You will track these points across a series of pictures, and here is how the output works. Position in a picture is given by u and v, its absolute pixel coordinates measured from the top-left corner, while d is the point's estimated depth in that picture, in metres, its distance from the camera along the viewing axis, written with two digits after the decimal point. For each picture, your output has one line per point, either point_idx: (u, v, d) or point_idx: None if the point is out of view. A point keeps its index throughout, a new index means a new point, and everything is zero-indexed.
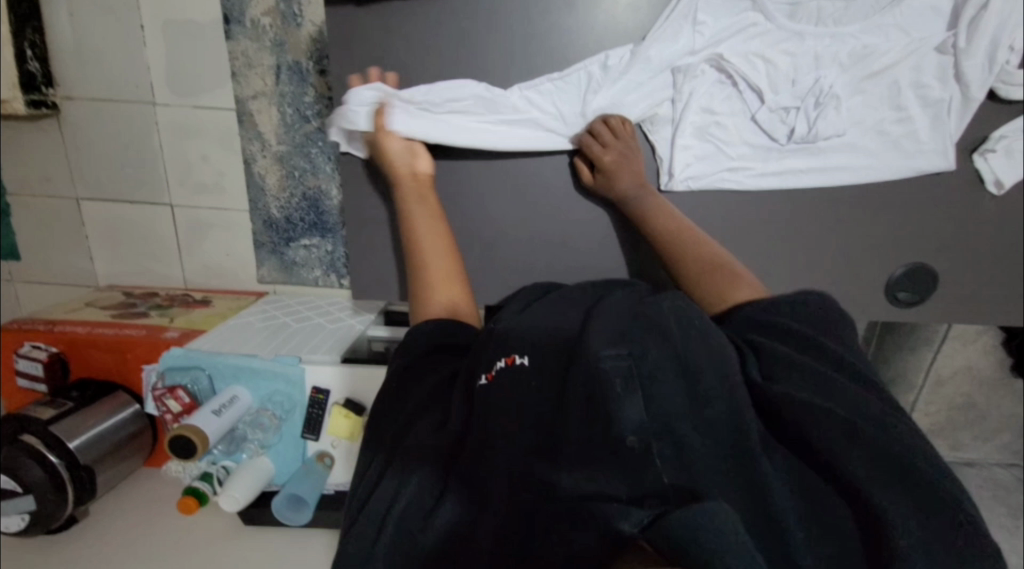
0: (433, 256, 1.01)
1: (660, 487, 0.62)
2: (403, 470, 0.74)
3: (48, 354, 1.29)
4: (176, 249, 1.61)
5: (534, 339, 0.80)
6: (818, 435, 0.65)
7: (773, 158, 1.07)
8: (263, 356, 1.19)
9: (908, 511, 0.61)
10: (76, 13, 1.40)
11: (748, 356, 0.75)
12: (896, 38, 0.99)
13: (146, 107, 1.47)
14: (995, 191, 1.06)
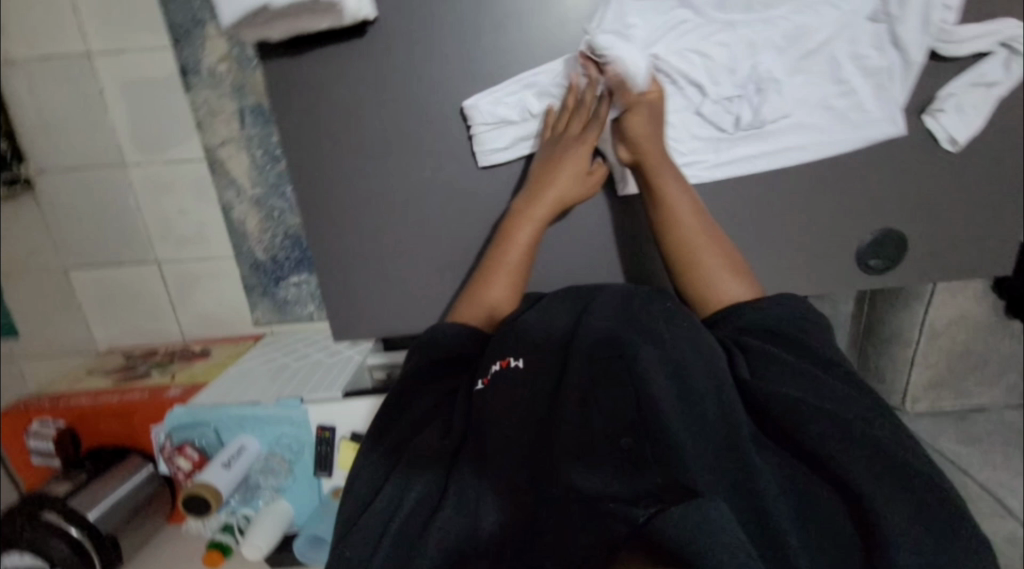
0: (501, 271, 0.96)
1: (660, 485, 0.63)
2: (402, 479, 0.74)
3: (58, 429, 1.32)
4: (169, 304, 1.62)
5: (527, 341, 0.79)
6: (817, 425, 0.66)
7: (720, 148, 0.99)
8: (265, 403, 1.19)
9: (897, 500, 0.62)
10: (36, 87, 1.41)
11: (736, 354, 0.76)
12: (825, 15, 0.91)
13: (118, 169, 1.48)
14: (949, 147, 0.97)
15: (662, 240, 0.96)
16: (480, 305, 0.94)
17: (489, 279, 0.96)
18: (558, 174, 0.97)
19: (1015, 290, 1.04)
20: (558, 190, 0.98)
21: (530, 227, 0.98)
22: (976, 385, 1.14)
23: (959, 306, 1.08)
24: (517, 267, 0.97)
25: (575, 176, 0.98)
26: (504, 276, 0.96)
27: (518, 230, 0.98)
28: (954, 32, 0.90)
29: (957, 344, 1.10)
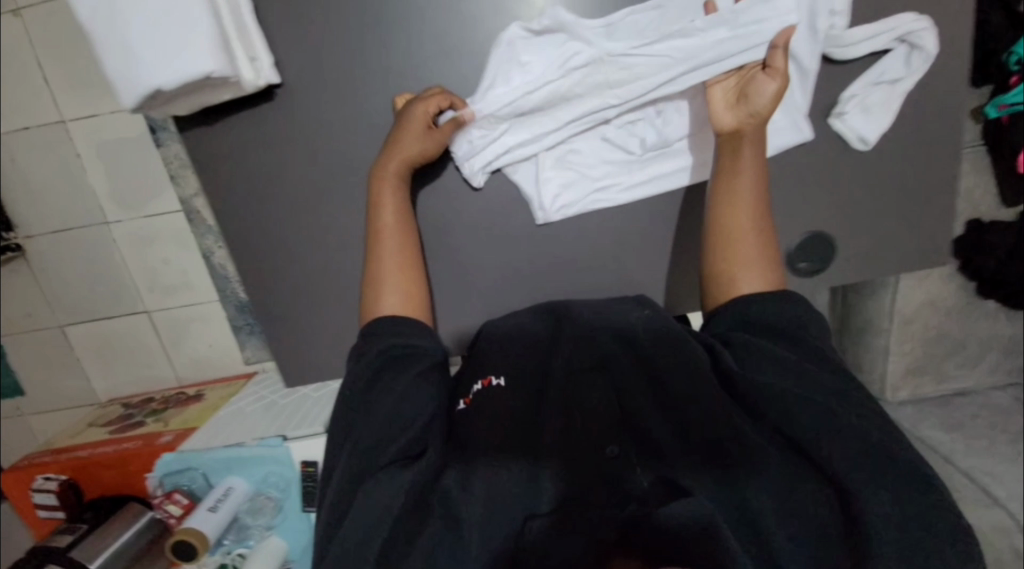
0: (388, 234, 0.82)
1: (642, 489, 0.66)
2: (353, 483, 0.70)
3: (59, 483, 1.35)
4: (163, 351, 1.64)
5: (509, 358, 0.79)
6: (793, 421, 0.64)
7: (631, 171, 0.89)
8: (249, 443, 1.22)
9: (890, 502, 0.59)
10: (20, 158, 1.47)
11: (720, 351, 0.71)
12: (719, 29, 0.76)
13: (103, 227, 1.52)
14: (862, 147, 0.82)
15: (723, 213, 0.77)
16: (378, 295, 0.81)
17: (376, 257, 0.82)
18: (406, 134, 0.81)
19: (982, 272, 0.99)
20: (407, 151, 0.81)
21: (386, 199, 0.82)
22: (956, 366, 1.11)
23: (928, 291, 1.04)
24: (403, 231, 0.84)
25: (423, 133, 0.81)
26: (388, 244, 0.82)
27: (381, 197, 0.82)
28: (848, 33, 0.76)
29: (931, 329, 1.08)
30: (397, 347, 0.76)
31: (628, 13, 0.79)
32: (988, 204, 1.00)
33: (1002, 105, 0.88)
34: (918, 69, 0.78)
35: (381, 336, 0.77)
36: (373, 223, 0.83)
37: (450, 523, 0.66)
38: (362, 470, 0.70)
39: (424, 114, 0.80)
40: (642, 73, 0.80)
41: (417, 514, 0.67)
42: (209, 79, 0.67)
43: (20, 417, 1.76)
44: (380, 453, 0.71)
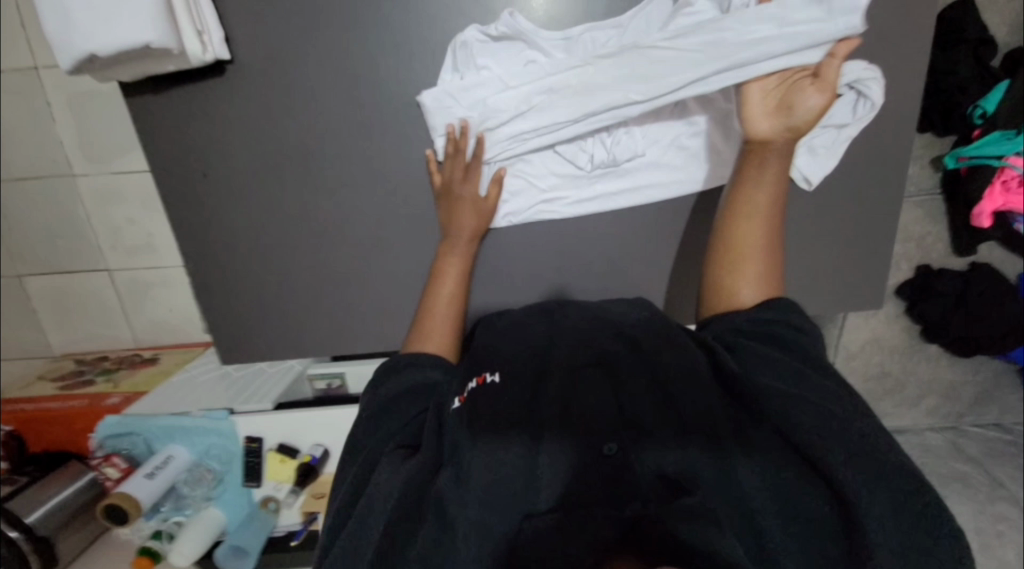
0: (439, 304, 0.66)
1: (619, 490, 0.51)
2: (349, 501, 0.55)
3: (3, 434, 1.33)
4: (121, 312, 1.54)
5: (504, 345, 0.62)
6: (793, 421, 0.49)
7: (576, 187, 0.70)
8: (195, 414, 1.21)
9: (900, 530, 0.45)
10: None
11: (723, 356, 0.55)
12: (761, 26, 0.58)
13: (66, 180, 1.40)
14: (804, 188, 0.67)
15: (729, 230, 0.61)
16: (424, 326, 0.65)
17: (428, 303, 0.67)
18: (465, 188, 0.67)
19: (926, 317, 1.01)
20: (467, 226, 0.68)
21: (451, 267, 0.68)
22: (895, 406, 1.14)
23: (873, 330, 1.07)
24: (457, 297, 0.67)
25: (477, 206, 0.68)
26: (441, 312, 0.66)
27: (444, 270, 0.68)
28: None
29: (873, 366, 1.10)
30: (419, 377, 0.61)
31: (587, 29, 0.63)
32: (940, 252, 1.01)
33: (962, 157, 0.90)
34: (861, 119, 0.62)
35: (406, 370, 0.61)
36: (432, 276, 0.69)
37: (443, 524, 0.50)
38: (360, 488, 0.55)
39: (475, 199, 0.67)
40: (659, 69, 0.61)
41: (411, 516, 0.52)
42: (144, 46, 0.53)
43: None
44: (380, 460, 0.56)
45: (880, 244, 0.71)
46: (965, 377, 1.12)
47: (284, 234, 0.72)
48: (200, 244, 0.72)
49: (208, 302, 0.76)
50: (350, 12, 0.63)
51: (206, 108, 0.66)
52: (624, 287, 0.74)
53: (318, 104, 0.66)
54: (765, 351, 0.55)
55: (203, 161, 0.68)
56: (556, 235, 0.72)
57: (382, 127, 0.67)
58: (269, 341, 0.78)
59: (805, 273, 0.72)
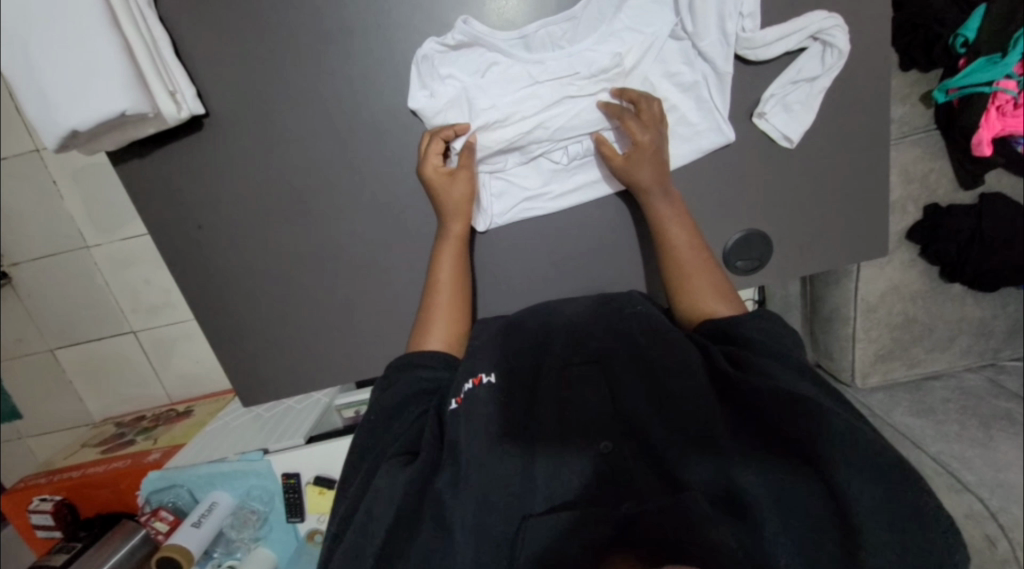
0: (446, 297, 0.68)
1: (617, 488, 0.55)
2: (353, 504, 0.56)
3: (53, 503, 1.34)
4: (152, 370, 1.59)
5: (502, 354, 0.64)
6: (782, 418, 0.50)
7: (556, 182, 0.70)
8: (231, 458, 1.23)
9: (892, 530, 0.46)
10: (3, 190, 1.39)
11: (716, 352, 0.56)
12: (727, 22, 0.60)
13: (82, 252, 1.45)
14: (786, 144, 0.66)
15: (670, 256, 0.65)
16: (425, 329, 0.67)
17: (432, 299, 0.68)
18: (453, 178, 0.65)
19: (942, 256, 0.98)
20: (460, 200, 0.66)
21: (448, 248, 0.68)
22: (926, 352, 1.10)
23: (890, 277, 1.03)
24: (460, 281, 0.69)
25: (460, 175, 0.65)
26: (449, 296, 0.68)
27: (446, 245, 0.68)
28: (762, 32, 0.59)
29: (897, 314, 1.06)
30: (423, 381, 0.62)
31: (542, 25, 0.63)
32: (946, 188, 0.98)
33: (951, 89, 0.87)
34: (832, 67, 0.61)
35: (410, 375, 0.62)
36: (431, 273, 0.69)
37: (441, 527, 0.52)
38: (361, 493, 0.56)
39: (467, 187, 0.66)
40: (661, 64, 0.64)
41: (410, 519, 0.53)
42: (119, 113, 0.54)
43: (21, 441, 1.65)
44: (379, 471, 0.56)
45: (875, 190, 0.69)
46: (995, 311, 1.08)
47: (282, 269, 0.74)
48: (204, 293, 0.74)
49: (219, 346, 0.78)
50: (312, 48, 0.64)
51: (192, 162, 0.68)
52: (620, 272, 0.74)
53: (295, 141, 0.68)
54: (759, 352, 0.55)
55: (196, 214, 0.70)
56: (549, 232, 0.73)
57: (362, 154, 0.68)
58: (281, 377, 0.79)
59: (806, 230, 0.71)
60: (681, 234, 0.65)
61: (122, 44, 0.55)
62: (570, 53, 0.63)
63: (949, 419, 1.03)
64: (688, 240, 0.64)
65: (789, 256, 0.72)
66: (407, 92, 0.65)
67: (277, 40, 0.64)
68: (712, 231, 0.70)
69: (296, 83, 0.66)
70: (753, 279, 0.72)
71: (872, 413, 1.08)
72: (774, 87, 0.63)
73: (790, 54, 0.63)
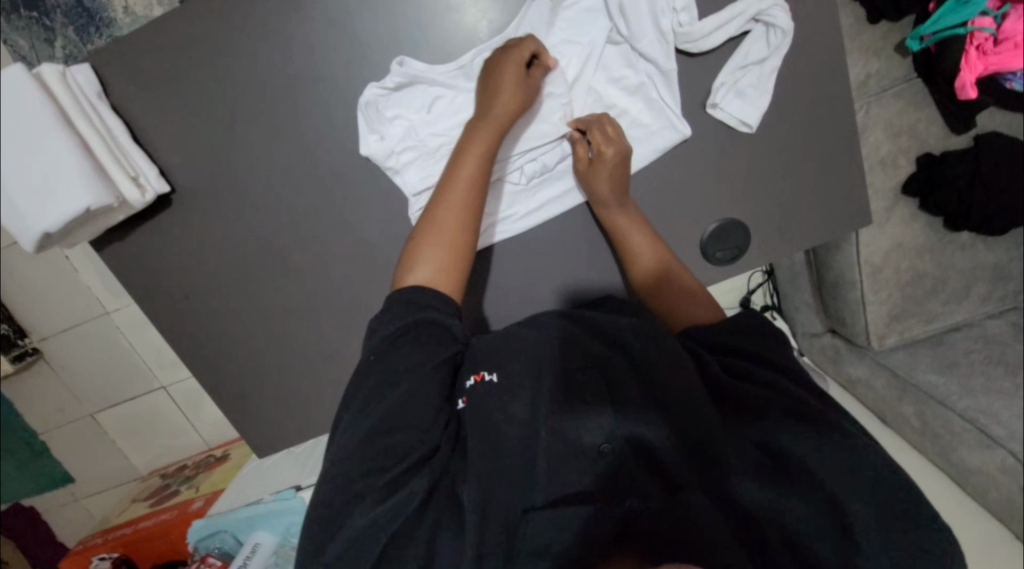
0: (443, 226, 0.61)
1: (620, 483, 0.57)
2: (346, 473, 0.52)
3: (112, 560, 1.39)
4: (187, 420, 1.65)
5: (503, 353, 0.62)
6: (779, 425, 0.56)
7: (521, 202, 0.70)
8: (265, 500, 1.29)
9: (883, 528, 0.52)
10: (18, 271, 1.42)
11: (706, 356, 0.61)
12: (665, 18, 0.59)
13: (103, 319, 1.48)
14: (746, 130, 0.64)
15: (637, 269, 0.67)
16: (417, 255, 0.60)
17: (431, 220, 0.61)
18: (501, 82, 0.60)
19: (943, 207, 0.94)
20: (507, 105, 0.61)
21: (473, 153, 0.61)
22: (943, 305, 1.05)
23: (892, 236, 0.99)
24: (471, 202, 0.61)
25: (520, 82, 0.60)
26: (455, 217, 0.61)
27: (470, 147, 0.61)
28: (699, 24, 0.58)
29: (905, 272, 1.01)
30: (435, 327, 0.57)
31: (476, 54, 0.63)
32: (938, 136, 0.93)
33: (925, 35, 0.84)
34: (778, 47, 0.60)
35: (422, 312, 0.57)
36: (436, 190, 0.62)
37: (454, 525, 0.55)
38: (357, 474, 0.52)
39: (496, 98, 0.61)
40: (603, 71, 0.64)
41: (413, 519, 0.54)
42: (85, 210, 0.58)
43: (77, 502, 1.70)
44: (388, 463, 0.53)
45: (846, 161, 0.67)
46: (1010, 254, 1.04)
47: (271, 323, 0.76)
48: (202, 355, 0.76)
49: (224, 403, 0.80)
50: (262, 109, 0.66)
51: (170, 234, 0.71)
52: (599, 277, 0.73)
53: (262, 200, 0.70)
54: (749, 363, 0.61)
55: (181, 283, 0.73)
56: (520, 251, 0.72)
57: (328, 203, 0.70)
58: (289, 423, 0.81)
59: (780, 211, 0.69)
60: (648, 255, 0.66)
61: (76, 140, 0.58)
62: None
63: (972, 372, 0.99)
64: (652, 253, 0.66)
65: (769, 239, 0.70)
66: (357, 137, 0.66)
67: (228, 107, 0.66)
68: (684, 226, 0.69)
69: (254, 146, 0.67)
70: (734, 266, 0.71)
71: (894, 376, 1.04)
72: (723, 75, 0.62)
73: (734, 39, 0.62)
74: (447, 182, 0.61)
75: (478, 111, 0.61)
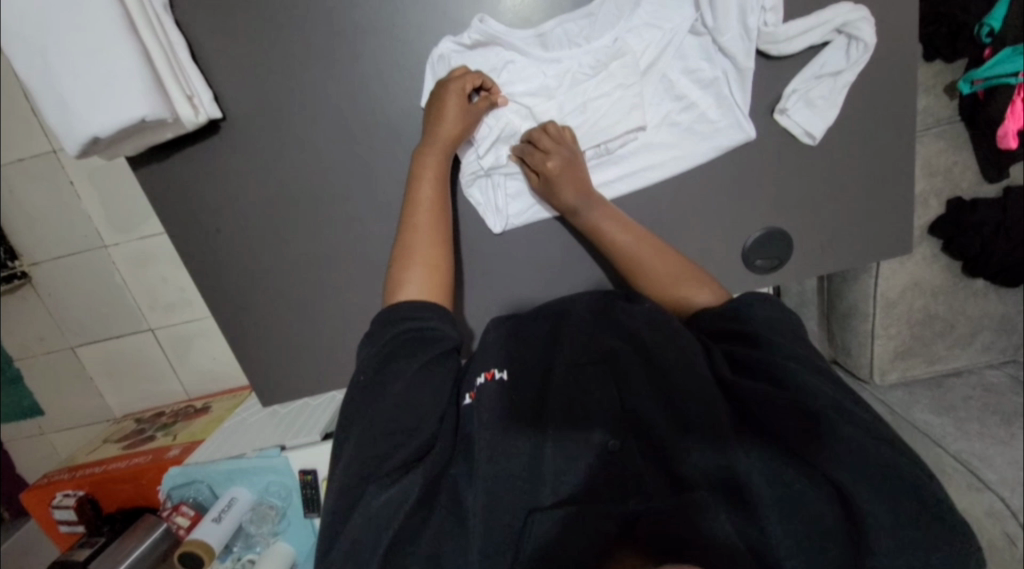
0: (421, 246, 0.64)
1: (625, 481, 0.55)
2: (351, 482, 0.54)
3: (77, 499, 1.33)
4: (169, 366, 1.54)
5: (511, 352, 0.65)
6: (788, 420, 0.51)
7: None
8: (249, 455, 1.23)
9: (905, 526, 0.47)
10: (18, 192, 1.34)
11: (721, 353, 0.58)
12: (751, 15, 0.60)
13: (99, 251, 1.39)
14: (808, 140, 0.65)
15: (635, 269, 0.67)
16: (401, 271, 0.63)
17: (406, 239, 0.64)
18: (443, 109, 0.63)
19: (965, 251, 0.95)
20: (450, 132, 0.64)
21: (429, 169, 0.65)
22: (948, 348, 1.07)
23: (911, 273, 1.00)
24: (440, 215, 0.66)
25: (462, 108, 0.64)
26: (426, 235, 0.65)
27: (425, 168, 0.65)
28: (783, 27, 0.60)
29: (918, 311, 1.03)
30: (411, 334, 0.59)
31: (558, 23, 0.64)
32: (971, 181, 0.95)
33: (976, 80, 0.86)
34: (856, 62, 0.61)
35: (406, 324, 0.60)
36: (409, 204, 0.66)
37: (457, 514, 0.55)
38: (363, 474, 0.54)
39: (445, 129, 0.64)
40: (680, 62, 0.65)
41: (422, 510, 0.55)
42: (139, 120, 0.57)
43: (43, 437, 1.61)
44: (385, 459, 0.55)
45: (894, 187, 0.68)
46: (1019, 307, 1.06)
47: (298, 270, 0.74)
48: (224, 293, 0.75)
49: (239, 346, 0.78)
50: (327, 49, 0.64)
51: (213, 162, 0.69)
52: None
53: (313, 143, 0.68)
54: (773, 354, 0.55)
55: (214, 216, 0.71)
56: (557, 240, 0.74)
57: (376, 156, 0.69)
58: (302, 373, 0.80)
59: (825, 227, 0.70)
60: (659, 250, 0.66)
61: (137, 47, 0.57)
62: (590, 47, 0.64)
63: (970, 417, 1.02)
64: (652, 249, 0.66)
65: (809, 255, 0.71)
66: (421, 91, 0.66)
67: (296, 41, 0.64)
68: (727, 229, 0.70)
69: (315, 85, 0.66)
70: (770, 278, 0.72)
71: (891, 410, 1.06)
72: (796, 83, 0.63)
73: (814, 47, 0.63)
74: (421, 209, 0.65)
75: (425, 135, 0.65)
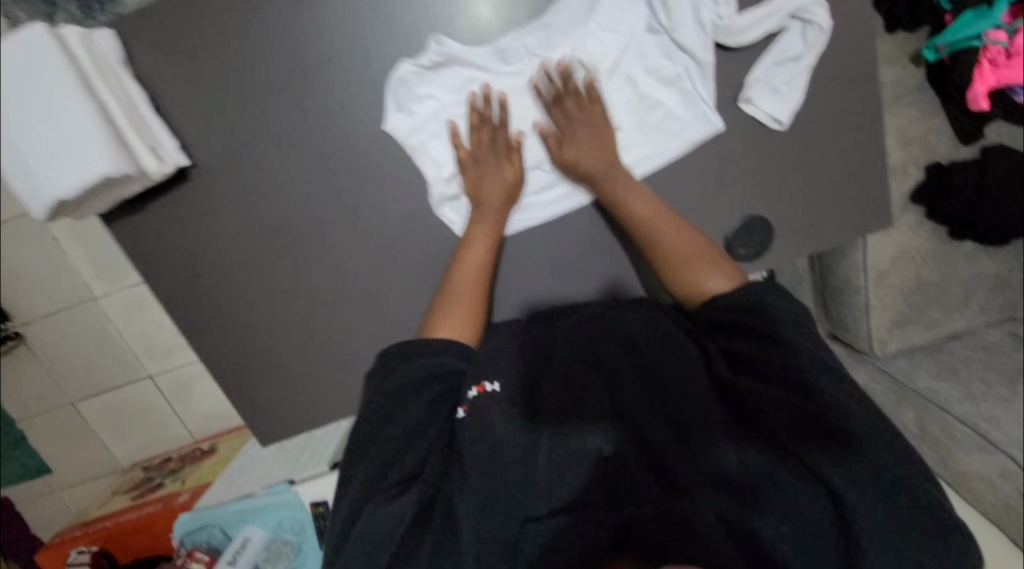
0: (461, 294, 0.67)
1: (619, 484, 0.55)
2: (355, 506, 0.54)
3: (92, 554, 1.31)
4: (172, 411, 1.53)
5: (502, 363, 0.63)
6: (782, 418, 0.52)
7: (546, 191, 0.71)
8: (259, 493, 1.22)
9: (886, 520, 0.49)
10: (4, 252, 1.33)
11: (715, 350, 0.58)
12: (706, 9, 0.61)
13: (91, 304, 1.39)
14: (776, 127, 0.65)
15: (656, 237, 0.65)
16: (439, 318, 0.66)
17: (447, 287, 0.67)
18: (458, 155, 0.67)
19: (949, 216, 0.95)
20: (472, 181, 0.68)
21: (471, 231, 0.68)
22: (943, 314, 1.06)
23: (900, 243, 1.00)
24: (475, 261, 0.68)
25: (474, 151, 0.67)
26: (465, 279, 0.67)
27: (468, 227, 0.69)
28: (737, 19, 0.60)
29: (910, 280, 1.03)
30: (429, 368, 0.60)
31: (515, 36, 0.64)
32: (947, 146, 0.95)
33: (941, 46, 0.86)
34: (813, 45, 0.62)
35: (422, 360, 0.61)
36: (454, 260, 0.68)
37: (452, 534, 0.54)
38: (365, 495, 0.54)
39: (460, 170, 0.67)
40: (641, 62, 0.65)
41: (418, 527, 0.54)
42: (101, 178, 0.56)
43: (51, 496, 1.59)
44: (386, 476, 0.55)
45: (867, 164, 0.68)
46: (1010, 265, 1.05)
47: (285, 306, 0.74)
48: (211, 338, 0.74)
49: (234, 387, 0.77)
50: (291, 84, 0.64)
51: (189, 208, 0.68)
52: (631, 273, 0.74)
53: (286, 178, 0.68)
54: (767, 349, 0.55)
55: (196, 261, 0.70)
56: (550, 247, 0.73)
57: (350, 185, 0.68)
58: (299, 409, 0.79)
59: (804, 210, 0.70)
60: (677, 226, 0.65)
61: (96, 105, 0.57)
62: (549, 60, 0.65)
63: (973, 380, 1.01)
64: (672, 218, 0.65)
65: (792, 239, 0.71)
66: (383, 114, 0.66)
67: (258, 81, 0.64)
68: (707, 222, 0.69)
69: (282, 122, 0.66)
70: (754, 266, 0.71)
71: (894, 380, 1.06)
72: (758, 71, 0.64)
73: (772, 35, 0.63)
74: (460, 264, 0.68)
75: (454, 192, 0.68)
